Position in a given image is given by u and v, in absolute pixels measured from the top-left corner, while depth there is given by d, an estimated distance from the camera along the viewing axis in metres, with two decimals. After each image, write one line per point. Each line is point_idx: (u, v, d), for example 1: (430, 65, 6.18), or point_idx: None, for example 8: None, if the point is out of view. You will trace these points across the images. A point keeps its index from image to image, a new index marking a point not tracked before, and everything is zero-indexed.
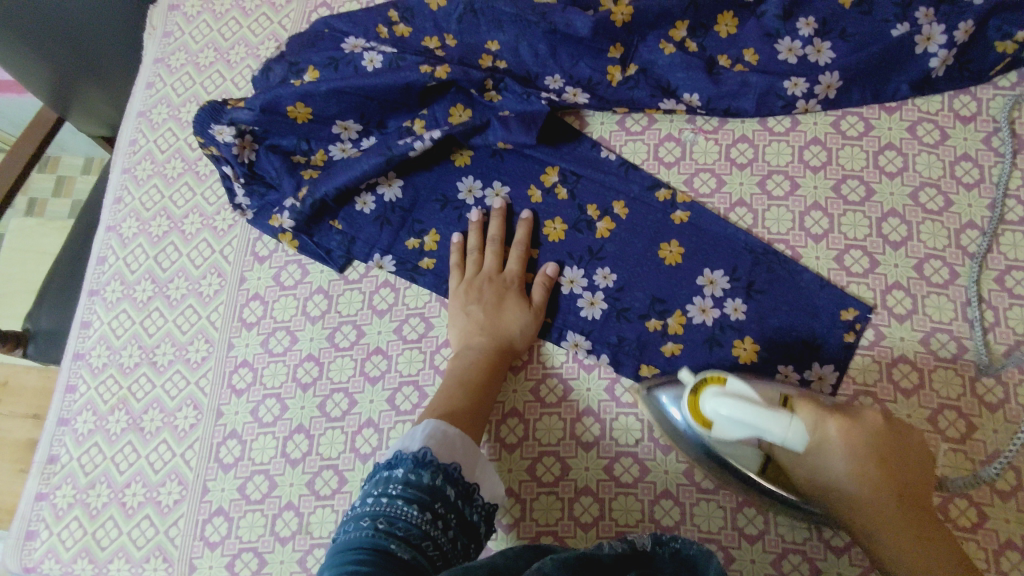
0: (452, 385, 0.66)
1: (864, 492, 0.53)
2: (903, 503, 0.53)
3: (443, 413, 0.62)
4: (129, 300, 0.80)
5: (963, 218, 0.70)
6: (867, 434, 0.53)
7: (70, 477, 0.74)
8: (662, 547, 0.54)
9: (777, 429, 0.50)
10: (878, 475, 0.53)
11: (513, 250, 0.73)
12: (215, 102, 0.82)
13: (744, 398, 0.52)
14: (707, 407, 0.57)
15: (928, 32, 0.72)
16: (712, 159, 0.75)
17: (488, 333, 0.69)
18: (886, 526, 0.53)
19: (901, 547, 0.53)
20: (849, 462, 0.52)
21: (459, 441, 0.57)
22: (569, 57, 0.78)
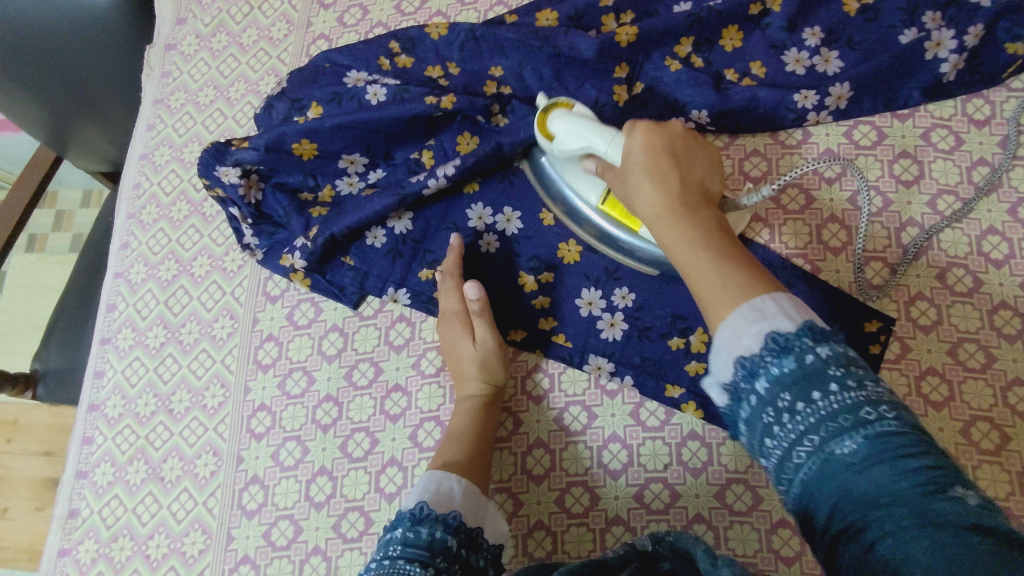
0: (448, 441, 0.65)
1: (659, 196, 0.54)
2: (688, 207, 0.53)
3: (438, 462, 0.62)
4: (142, 346, 0.79)
5: (983, 224, 0.69)
6: (668, 150, 0.57)
7: (92, 531, 0.73)
8: (662, 544, 0.52)
9: (605, 137, 0.62)
10: (674, 180, 0.55)
11: (448, 284, 0.72)
12: (218, 142, 0.80)
13: (585, 125, 0.63)
14: (548, 140, 0.67)
15: (938, 38, 0.71)
16: (725, 175, 0.74)
17: (465, 376, 0.68)
18: (688, 229, 0.51)
19: (727, 287, 0.46)
20: (646, 151, 0.57)
21: (460, 487, 0.57)
22: (574, 78, 0.76)
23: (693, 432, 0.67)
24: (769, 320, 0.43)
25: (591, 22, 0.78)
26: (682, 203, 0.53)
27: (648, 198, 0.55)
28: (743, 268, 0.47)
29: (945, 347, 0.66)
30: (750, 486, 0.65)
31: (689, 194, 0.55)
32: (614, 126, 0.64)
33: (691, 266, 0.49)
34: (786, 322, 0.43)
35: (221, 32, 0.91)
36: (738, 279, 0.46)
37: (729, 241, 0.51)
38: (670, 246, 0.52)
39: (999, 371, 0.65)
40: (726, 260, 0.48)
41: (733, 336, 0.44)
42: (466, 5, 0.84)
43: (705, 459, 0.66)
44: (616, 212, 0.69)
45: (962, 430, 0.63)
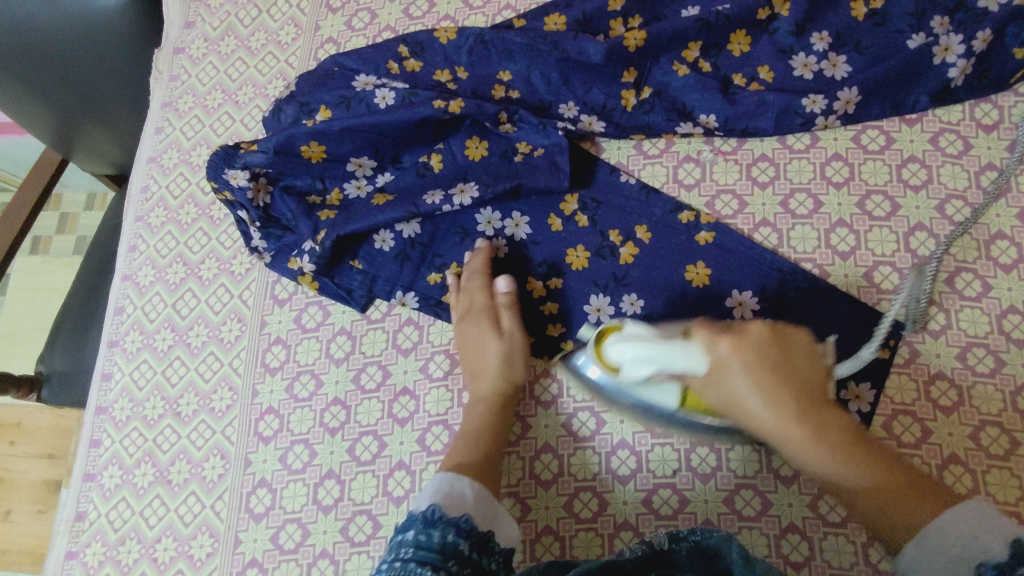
0: (461, 437, 0.66)
1: (773, 413, 0.52)
2: (836, 438, 0.52)
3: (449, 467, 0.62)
4: (149, 349, 0.79)
5: (992, 229, 0.69)
6: (761, 356, 0.53)
7: (100, 534, 0.73)
8: (680, 543, 0.55)
9: (679, 357, 0.52)
10: (786, 392, 0.53)
11: (473, 282, 0.73)
12: (227, 145, 0.80)
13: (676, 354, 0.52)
14: (611, 368, 0.58)
15: (946, 43, 0.71)
16: (733, 180, 0.75)
17: (480, 371, 0.69)
18: (827, 448, 0.52)
19: (813, 454, 0.52)
20: (747, 372, 0.52)
21: (471, 491, 0.58)
22: (582, 83, 0.77)
23: (702, 437, 0.67)
24: (983, 534, 0.46)
25: (599, 26, 0.79)
26: (818, 412, 0.53)
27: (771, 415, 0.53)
28: (871, 461, 0.52)
29: (954, 352, 0.66)
30: (759, 491, 0.65)
31: (788, 371, 0.53)
32: (674, 333, 0.54)
33: (815, 460, 0.52)
34: (975, 548, 0.45)
35: (229, 35, 0.92)
36: (863, 470, 0.51)
37: (860, 443, 0.52)
38: (808, 460, 0.52)
39: (1009, 377, 0.64)
40: (834, 442, 0.52)
41: (942, 535, 0.47)
42: (474, 9, 0.85)
43: (713, 464, 0.66)
44: (700, 411, 0.58)
45: (972, 436, 0.63)
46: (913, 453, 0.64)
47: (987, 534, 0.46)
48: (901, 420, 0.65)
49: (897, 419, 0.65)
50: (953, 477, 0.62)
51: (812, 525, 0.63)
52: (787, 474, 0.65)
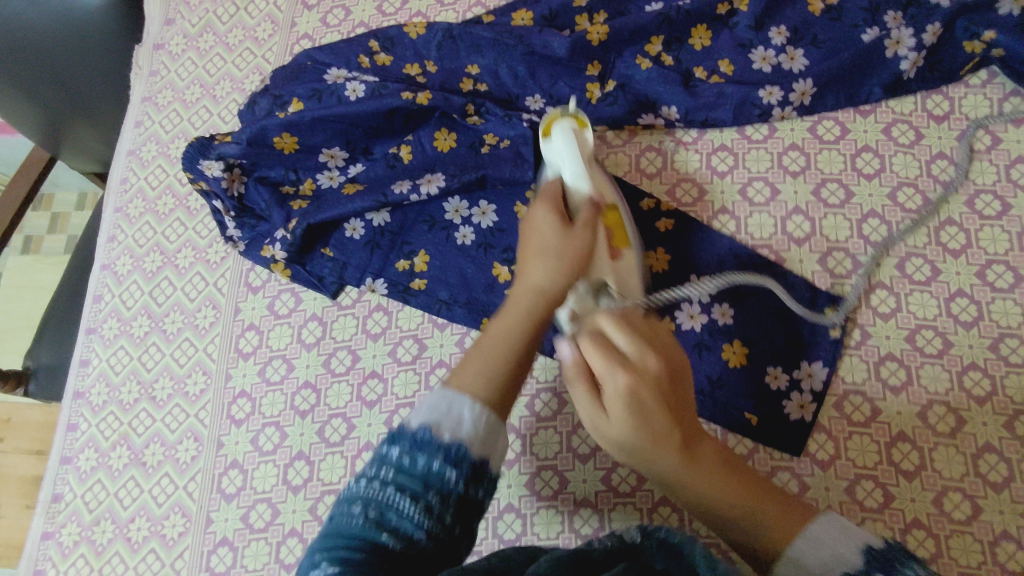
0: (491, 343, 0.55)
1: (634, 417, 0.50)
2: (721, 457, 0.54)
3: (478, 386, 0.53)
4: (126, 336, 0.81)
5: (942, 216, 0.71)
6: (649, 340, 0.53)
7: (75, 515, 0.75)
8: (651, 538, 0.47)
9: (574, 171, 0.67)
10: (658, 416, 0.50)
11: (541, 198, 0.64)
12: (203, 137, 0.82)
13: (567, 141, 0.68)
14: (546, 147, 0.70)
15: (897, 36, 0.74)
16: (693, 169, 0.77)
17: (539, 261, 0.58)
18: (673, 464, 0.51)
19: (745, 518, 0.52)
20: (610, 338, 0.52)
21: (473, 418, 0.50)
22: (548, 76, 0.79)
23: None
24: (834, 545, 0.50)
25: (566, 21, 0.81)
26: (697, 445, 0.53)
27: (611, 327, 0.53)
28: (765, 518, 0.52)
29: (903, 334, 0.68)
30: None
31: (665, 394, 0.51)
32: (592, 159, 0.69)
33: (716, 501, 0.52)
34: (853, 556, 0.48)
35: (208, 32, 0.94)
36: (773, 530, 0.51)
37: (730, 476, 0.53)
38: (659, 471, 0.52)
39: (955, 358, 0.66)
40: (732, 489, 0.52)
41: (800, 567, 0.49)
42: (445, 6, 0.87)
43: None
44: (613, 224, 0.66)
45: (919, 414, 0.65)
46: (863, 431, 0.66)
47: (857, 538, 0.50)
48: (851, 399, 0.67)
49: (848, 399, 0.67)
50: (901, 454, 0.64)
51: None
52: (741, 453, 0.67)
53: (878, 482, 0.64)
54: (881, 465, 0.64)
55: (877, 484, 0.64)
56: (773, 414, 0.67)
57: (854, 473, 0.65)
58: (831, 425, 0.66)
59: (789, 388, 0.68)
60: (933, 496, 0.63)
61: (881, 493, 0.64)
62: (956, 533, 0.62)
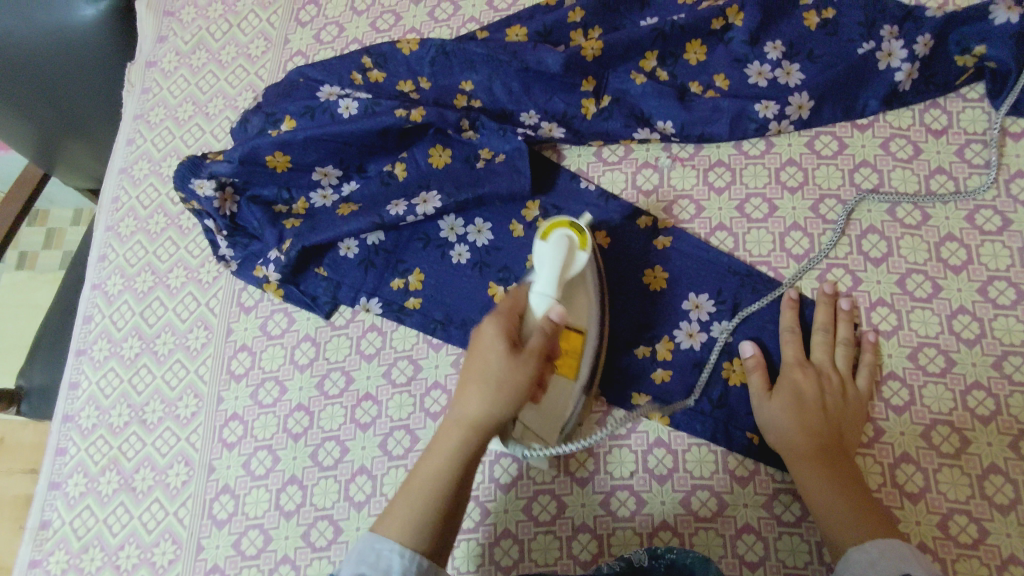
0: (417, 489, 0.56)
1: (799, 428, 0.63)
2: (836, 473, 0.60)
3: (399, 531, 0.53)
4: (116, 357, 0.80)
5: (942, 232, 0.70)
6: (806, 400, 0.64)
7: (64, 542, 0.74)
8: (658, 560, 0.60)
9: (544, 289, 0.60)
10: (799, 428, 0.63)
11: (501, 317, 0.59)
12: (194, 155, 0.81)
13: (556, 253, 0.61)
14: (540, 251, 0.63)
15: (889, 48, 0.74)
16: (690, 186, 0.76)
17: (477, 386, 0.57)
18: (814, 470, 0.61)
19: (843, 524, 0.58)
20: (497, 387, 0.56)
21: (400, 574, 0.51)
22: (543, 92, 0.78)
23: (659, 439, 0.68)
24: (880, 566, 0.53)
25: (560, 37, 0.80)
26: (831, 462, 0.61)
27: (795, 359, 0.67)
28: (864, 522, 0.57)
29: (905, 353, 0.67)
30: (716, 491, 0.66)
31: (819, 409, 0.64)
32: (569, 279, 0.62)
33: (819, 504, 0.60)
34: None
35: (200, 49, 0.93)
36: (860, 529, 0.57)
37: (848, 486, 0.60)
38: (798, 472, 0.62)
39: (958, 376, 0.65)
40: (842, 496, 0.59)
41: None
42: (439, 22, 0.86)
43: (670, 466, 0.67)
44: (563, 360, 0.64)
45: (923, 434, 0.64)
46: (865, 452, 0.64)
47: (912, 566, 0.52)
48: None
49: None
50: (905, 476, 0.63)
51: (767, 525, 0.64)
52: (742, 474, 0.66)
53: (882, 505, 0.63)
54: (884, 487, 0.63)
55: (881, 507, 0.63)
56: None
57: None
58: None
59: None
60: (938, 519, 0.62)
61: None
62: (962, 557, 0.60)
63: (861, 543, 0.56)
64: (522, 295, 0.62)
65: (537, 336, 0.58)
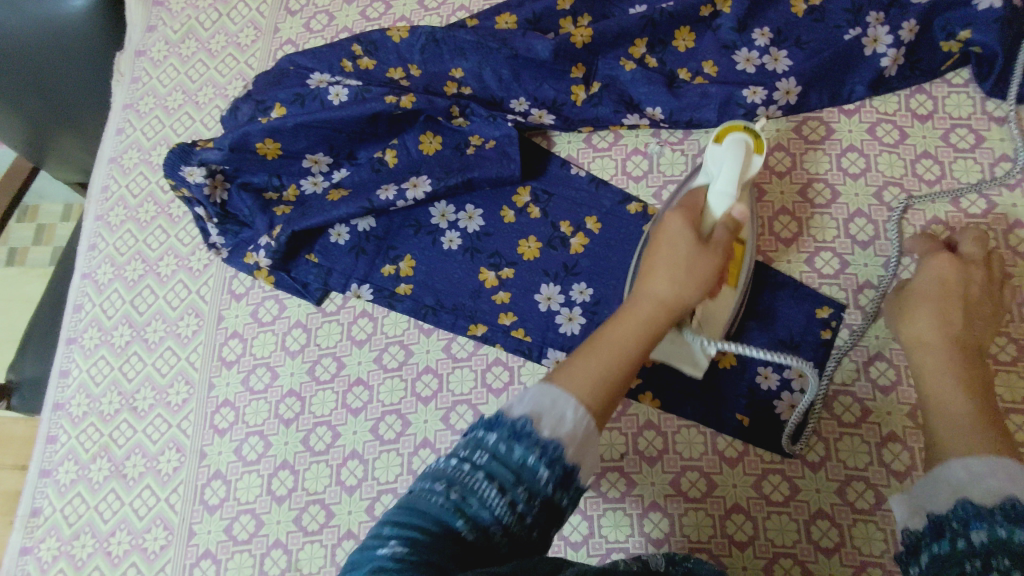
0: (605, 349, 0.49)
1: (935, 327, 0.58)
2: (968, 365, 0.55)
3: (585, 388, 0.46)
4: (107, 345, 0.80)
5: (928, 215, 0.71)
6: (960, 293, 0.60)
7: (54, 529, 0.73)
8: (676, 566, 0.49)
9: (726, 185, 0.59)
10: (942, 322, 0.58)
11: (680, 215, 0.58)
12: (184, 144, 0.81)
13: (734, 153, 0.60)
14: (715, 153, 0.62)
15: (875, 34, 0.74)
16: (679, 171, 0.76)
17: (669, 273, 0.54)
18: (939, 362, 0.56)
19: (960, 407, 0.52)
20: (689, 248, 0.55)
21: (575, 419, 0.44)
22: (532, 79, 0.79)
23: (649, 421, 0.68)
24: (986, 479, 0.45)
25: (549, 25, 0.81)
26: (964, 353, 0.56)
27: (921, 258, 0.64)
28: (982, 412, 0.51)
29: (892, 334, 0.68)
30: (705, 472, 0.66)
31: (959, 301, 0.59)
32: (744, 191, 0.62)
33: (942, 398, 0.53)
34: (990, 497, 0.44)
35: (190, 38, 0.93)
36: (970, 420, 0.51)
37: (974, 381, 0.54)
38: (931, 348, 0.57)
39: None
40: (959, 386, 0.54)
41: (953, 488, 0.46)
42: (429, 10, 0.87)
43: (660, 448, 0.67)
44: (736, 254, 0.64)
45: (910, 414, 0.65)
46: (853, 432, 0.65)
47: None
48: (841, 400, 0.66)
49: (837, 399, 0.66)
50: (892, 455, 0.64)
51: (756, 505, 0.64)
52: (731, 455, 0.66)
53: (869, 484, 0.63)
54: (872, 466, 0.64)
55: (869, 485, 0.63)
56: (763, 415, 0.67)
57: (844, 474, 0.64)
58: (822, 427, 0.66)
59: (780, 388, 0.67)
60: None
61: (872, 494, 0.63)
62: None
63: (970, 450, 0.48)
64: (699, 195, 0.62)
65: (722, 229, 0.58)
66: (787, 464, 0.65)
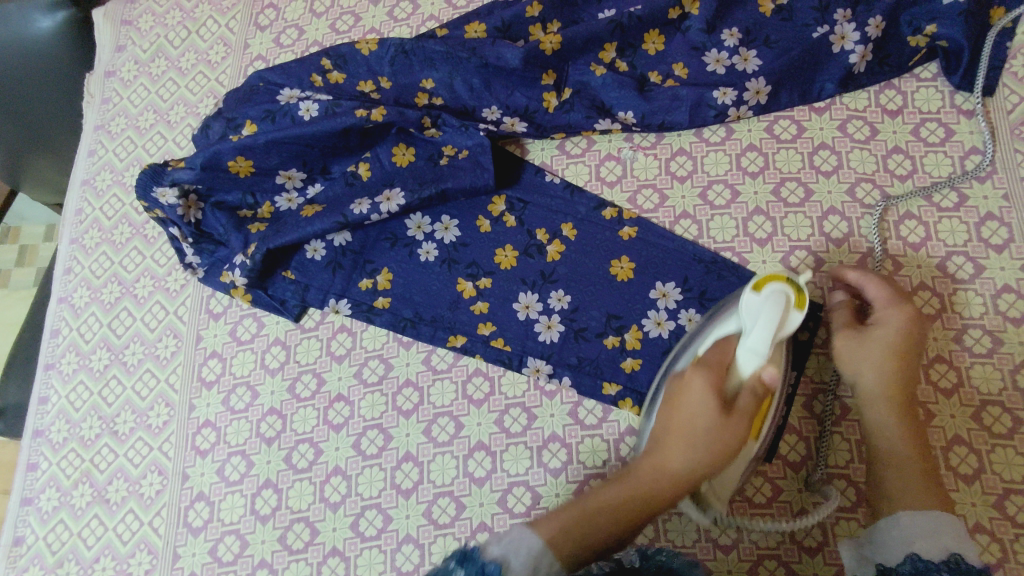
0: (632, 482, 0.57)
1: (890, 383, 0.60)
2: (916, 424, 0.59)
3: (565, 545, 0.51)
4: (86, 370, 0.79)
5: (901, 210, 0.71)
6: (917, 342, 0.61)
7: (37, 558, 0.73)
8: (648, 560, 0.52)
9: (758, 339, 0.56)
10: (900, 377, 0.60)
11: (701, 382, 0.57)
12: (155, 164, 0.81)
13: (771, 309, 0.55)
14: (752, 299, 0.57)
15: (842, 32, 0.74)
16: (653, 175, 0.77)
17: (683, 444, 0.56)
18: (896, 421, 0.59)
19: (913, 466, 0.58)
20: (710, 428, 0.56)
21: (546, 573, 0.49)
22: (504, 87, 0.79)
23: (630, 427, 0.68)
24: (935, 537, 0.53)
25: (519, 32, 0.81)
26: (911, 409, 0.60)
27: (884, 298, 0.63)
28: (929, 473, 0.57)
29: None
30: None
31: (912, 353, 0.61)
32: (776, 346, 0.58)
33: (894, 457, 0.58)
34: (937, 553, 0.52)
35: (159, 56, 0.93)
36: (924, 487, 0.56)
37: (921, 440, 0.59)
38: (880, 413, 0.60)
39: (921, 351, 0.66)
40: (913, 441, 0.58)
41: (902, 542, 0.54)
42: (398, 21, 0.86)
43: None
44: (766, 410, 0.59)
45: None
46: (834, 430, 0.65)
47: (965, 544, 0.52)
48: (820, 399, 0.66)
49: (817, 398, 0.67)
50: None
51: (739, 507, 0.65)
52: None
53: (850, 481, 0.63)
54: (852, 464, 0.64)
55: (850, 483, 0.63)
56: None
57: (826, 473, 0.64)
58: (801, 426, 0.66)
59: None
60: None
61: (854, 492, 0.63)
62: None
63: (921, 509, 0.55)
64: (731, 344, 0.58)
65: (748, 394, 0.57)
66: (769, 465, 0.65)
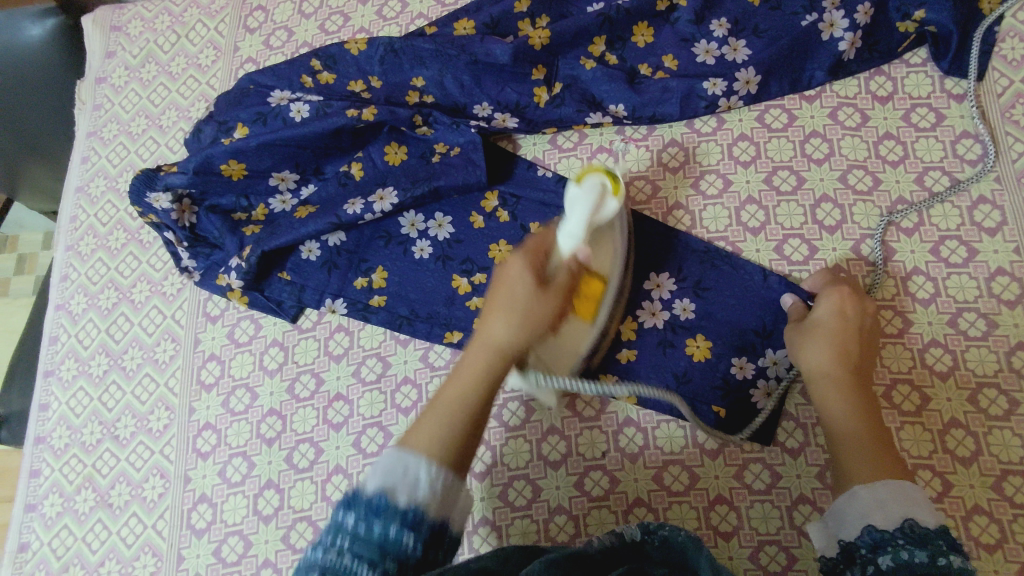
0: (444, 409, 0.52)
1: (830, 360, 0.60)
2: (864, 397, 0.58)
3: (428, 446, 0.49)
4: (85, 376, 0.80)
5: (893, 196, 0.71)
6: (855, 323, 0.62)
7: (43, 563, 0.73)
8: (652, 534, 0.51)
9: (574, 223, 0.58)
10: (840, 353, 0.60)
11: (518, 267, 0.56)
12: (149, 169, 0.81)
13: (585, 198, 0.59)
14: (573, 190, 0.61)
15: (830, 19, 0.74)
16: (645, 167, 0.77)
17: (503, 315, 0.55)
18: (838, 393, 0.58)
19: (860, 435, 0.56)
20: (527, 290, 0.55)
21: (427, 481, 0.46)
22: (494, 83, 0.78)
23: (628, 418, 0.69)
24: (887, 505, 0.50)
25: (508, 28, 0.81)
26: (859, 384, 0.59)
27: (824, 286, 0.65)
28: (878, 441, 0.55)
29: None
30: (686, 465, 0.67)
31: (853, 332, 0.61)
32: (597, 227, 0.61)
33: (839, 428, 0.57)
34: (891, 521, 0.49)
35: (150, 62, 0.93)
36: (875, 455, 0.54)
37: (868, 411, 0.57)
38: (821, 389, 0.60)
39: (916, 335, 0.67)
40: (857, 409, 0.57)
41: (859, 515, 0.51)
42: (388, 20, 0.87)
43: (640, 445, 0.68)
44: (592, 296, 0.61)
45: (884, 395, 0.66)
46: None
47: (916, 507, 0.49)
48: None
49: None
50: None
51: (738, 495, 0.65)
52: (712, 448, 0.67)
53: None
54: None
55: None
56: (740, 405, 0.67)
57: (824, 459, 0.64)
58: (800, 413, 0.66)
59: (755, 377, 0.67)
60: None
61: None
62: None
63: (871, 480, 0.52)
64: (551, 236, 0.61)
65: (563, 270, 0.58)
66: (768, 452, 0.66)
